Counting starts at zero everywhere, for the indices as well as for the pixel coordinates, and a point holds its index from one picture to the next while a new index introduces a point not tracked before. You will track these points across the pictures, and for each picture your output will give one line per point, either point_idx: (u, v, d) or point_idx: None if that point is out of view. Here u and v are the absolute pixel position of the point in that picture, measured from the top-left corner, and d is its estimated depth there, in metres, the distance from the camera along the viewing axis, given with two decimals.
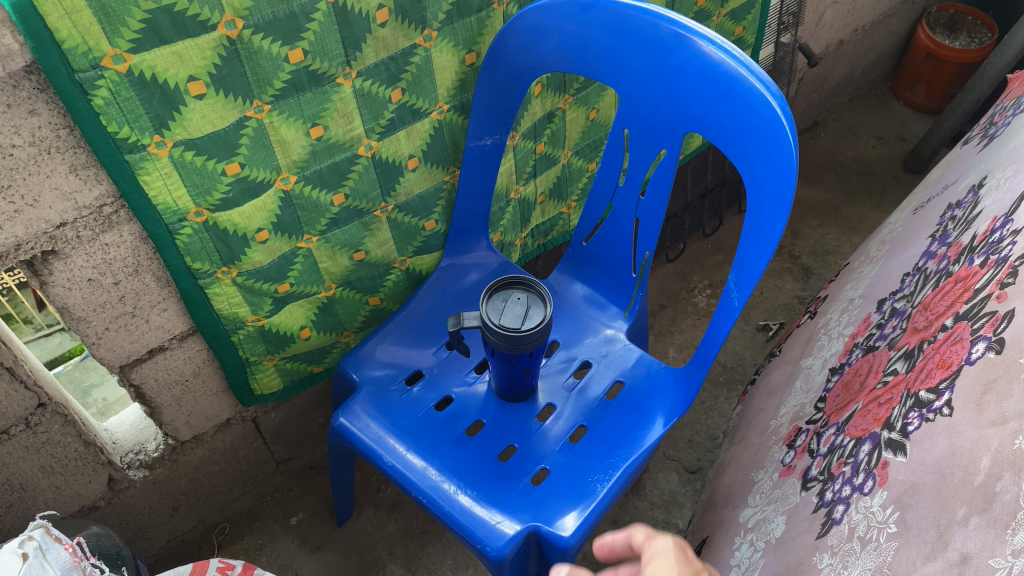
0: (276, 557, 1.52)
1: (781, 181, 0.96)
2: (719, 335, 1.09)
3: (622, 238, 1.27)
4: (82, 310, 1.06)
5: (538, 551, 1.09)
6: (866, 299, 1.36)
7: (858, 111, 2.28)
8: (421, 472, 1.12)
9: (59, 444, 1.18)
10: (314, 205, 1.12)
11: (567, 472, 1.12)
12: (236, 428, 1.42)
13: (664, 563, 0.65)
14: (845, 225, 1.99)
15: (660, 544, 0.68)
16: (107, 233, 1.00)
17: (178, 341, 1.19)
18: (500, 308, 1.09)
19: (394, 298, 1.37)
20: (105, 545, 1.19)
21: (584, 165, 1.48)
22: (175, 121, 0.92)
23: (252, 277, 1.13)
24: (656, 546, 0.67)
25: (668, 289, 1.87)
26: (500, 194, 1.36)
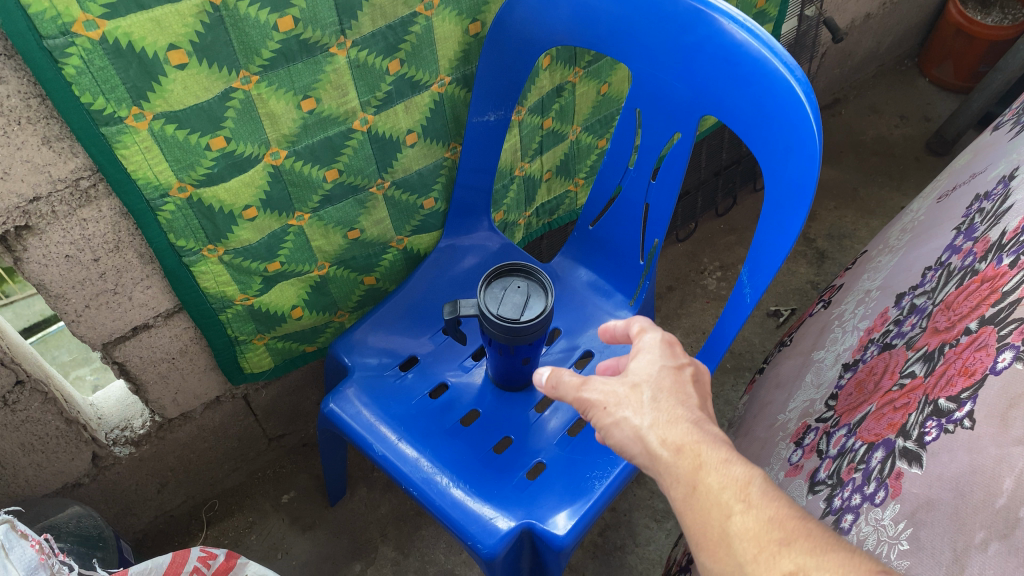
0: (266, 536, 1.49)
1: (803, 171, 0.90)
2: (729, 331, 1.04)
3: (630, 222, 1.21)
4: (60, 287, 1.00)
5: (532, 548, 1.05)
6: (884, 292, 1.30)
7: (881, 88, 2.20)
8: (414, 463, 1.08)
9: (40, 422, 1.13)
10: (305, 181, 1.07)
11: (564, 467, 1.08)
12: (226, 406, 1.38)
13: (648, 359, 0.80)
14: (862, 207, 1.92)
15: (647, 342, 0.81)
16: (85, 208, 0.95)
17: (164, 318, 1.14)
18: (499, 297, 1.04)
19: (390, 278, 1.32)
20: (85, 526, 1.17)
21: (593, 142, 1.41)
22: (155, 92, 0.86)
23: (239, 256, 1.08)
24: (641, 342, 0.82)
25: (677, 270, 1.81)
26: (504, 172, 1.29)
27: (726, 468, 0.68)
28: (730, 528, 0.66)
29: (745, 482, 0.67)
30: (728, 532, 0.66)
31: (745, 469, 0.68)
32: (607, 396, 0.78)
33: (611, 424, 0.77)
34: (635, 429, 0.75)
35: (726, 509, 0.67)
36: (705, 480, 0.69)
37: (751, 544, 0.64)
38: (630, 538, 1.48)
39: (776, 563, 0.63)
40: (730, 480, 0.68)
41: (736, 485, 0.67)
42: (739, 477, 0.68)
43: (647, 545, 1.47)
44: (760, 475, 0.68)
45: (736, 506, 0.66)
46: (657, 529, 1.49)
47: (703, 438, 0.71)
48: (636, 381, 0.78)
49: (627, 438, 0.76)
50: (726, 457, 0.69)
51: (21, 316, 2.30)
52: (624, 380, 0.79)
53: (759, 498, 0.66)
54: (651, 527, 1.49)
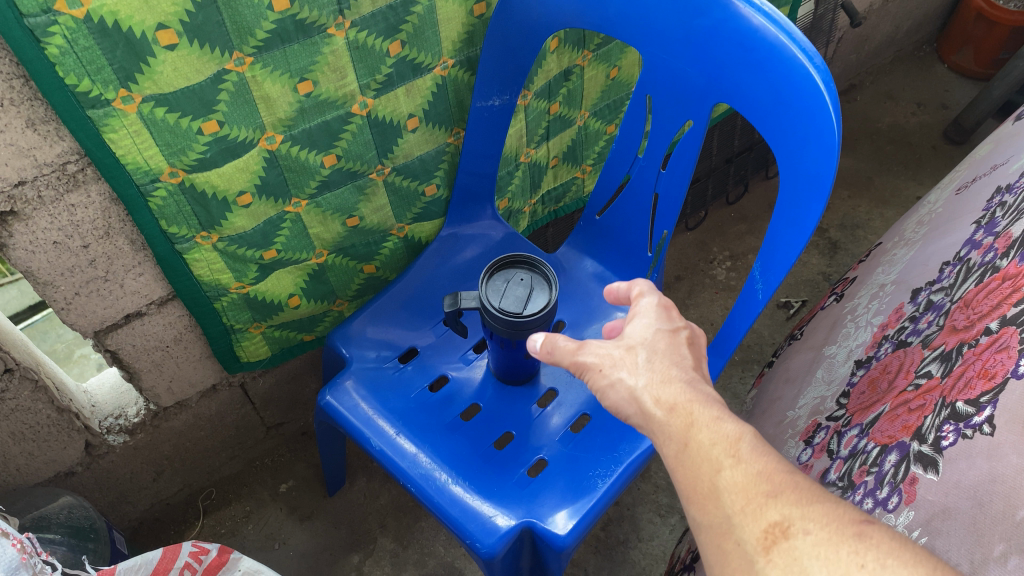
0: (264, 525, 1.46)
1: (821, 164, 0.86)
2: (739, 328, 1.00)
3: (638, 212, 1.17)
4: (49, 274, 0.97)
5: (533, 547, 1.02)
6: (899, 287, 1.26)
7: (899, 74, 2.14)
8: (412, 459, 1.05)
9: (30, 410, 1.11)
10: (302, 166, 1.03)
11: (566, 465, 1.05)
12: (223, 394, 1.35)
13: (643, 323, 0.79)
14: (877, 197, 1.87)
15: (643, 306, 0.81)
16: (72, 193, 0.91)
17: (157, 306, 1.11)
18: (501, 290, 1.00)
19: (390, 267, 1.28)
20: (76, 517, 1.14)
21: (602, 128, 1.37)
22: (143, 74, 0.82)
23: (234, 243, 1.05)
24: (638, 306, 0.81)
25: (686, 260, 1.77)
26: (509, 158, 1.26)
27: (718, 425, 0.67)
28: (719, 482, 0.63)
29: (736, 438, 0.65)
30: (718, 486, 0.63)
31: (736, 426, 0.66)
32: (602, 358, 0.77)
33: (606, 386, 0.76)
34: (629, 390, 0.74)
35: (716, 465, 0.64)
36: (696, 437, 0.67)
37: (739, 496, 0.62)
38: (633, 533, 1.45)
39: (763, 514, 0.60)
40: (721, 436, 0.66)
41: (726, 441, 0.65)
42: (730, 434, 0.66)
43: (650, 541, 1.44)
44: (751, 432, 0.66)
45: (726, 461, 0.64)
46: (661, 525, 1.46)
47: (698, 397, 0.70)
48: (632, 344, 0.77)
49: (622, 399, 0.75)
50: (717, 415, 0.67)
51: (26, 295, 2.35)
52: (619, 342, 0.78)
53: (749, 453, 0.64)
54: (655, 522, 1.46)
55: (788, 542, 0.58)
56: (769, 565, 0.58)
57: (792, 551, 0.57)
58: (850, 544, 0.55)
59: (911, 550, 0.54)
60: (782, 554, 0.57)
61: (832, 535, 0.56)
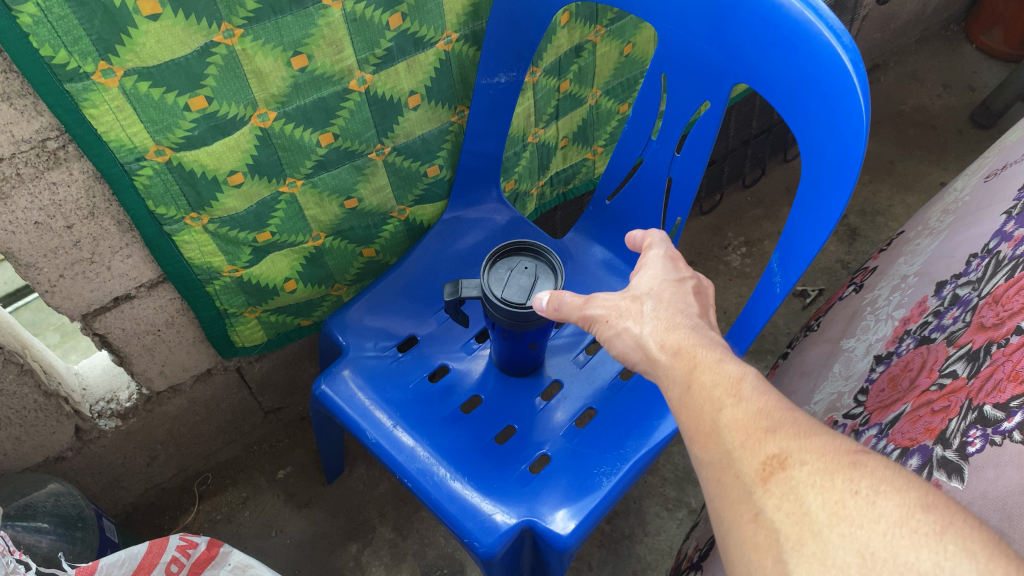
0: (260, 512, 1.43)
1: (846, 151, 0.80)
2: (756, 322, 0.95)
3: (650, 197, 1.11)
4: (30, 256, 0.93)
5: (534, 546, 0.98)
6: (922, 279, 1.21)
7: (924, 54, 2.07)
8: (410, 452, 1.00)
9: (16, 395, 1.07)
10: (296, 145, 0.98)
11: (569, 461, 1.00)
12: (218, 378, 1.32)
13: (651, 275, 0.77)
14: (899, 182, 1.81)
15: (650, 257, 0.79)
16: (53, 171, 0.86)
17: (147, 289, 1.07)
18: (504, 279, 0.95)
19: (391, 251, 1.24)
20: (63, 505, 1.10)
21: (615, 107, 1.31)
22: (124, 46, 0.77)
23: (225, 225, 1.00)
24: (646, 257, 0.79)
25: (700, 245, 1.71)
26: (516, 138, 1.20)
27: (721, 367, 0.64)
28: (720, 421, 0.61)
29: (737, 378, 0.63)
30: (718, 424, 0.61)
31: (738, 367, 0.64)
32: (609, 310, 0.75)
33: (613, 336, 0.74)
34: (635, 338, 0.72)
35: (717, 405, 0.62)
36: (699, 379, 0.65)
37: (738, 432, 0.59)
38: (639, 527, 1.41)
39: (761, 447, 0.57)
40: (722, 377, 0.63)
41: (728, 381, 0.63)
42: (731, 374, 0.63)
43: (656, 535, 1.40)
44: (753, 373, 0.63)
45: (727, 401, 0.61)
46: (668, 519, 1.42)
47: (703, 342, 0.68)
48: (638, 295, 0.75)
49: (628, 348, 0.73)
50: (721, 357, 0.65)
51: None
52: (625, 293, 0.76)
53: (751, 392, 0.61)
54: (662, 516, 1.42)
55: (785, 473, 0.55)
56: (765, 496, 0.55)
57: (789, 481, 0.55)
58: (844, 473, 0.53)
59: (907, 480, 0.53)
60: (778, 486, 0.55)
61: (828, 465, 0.54)
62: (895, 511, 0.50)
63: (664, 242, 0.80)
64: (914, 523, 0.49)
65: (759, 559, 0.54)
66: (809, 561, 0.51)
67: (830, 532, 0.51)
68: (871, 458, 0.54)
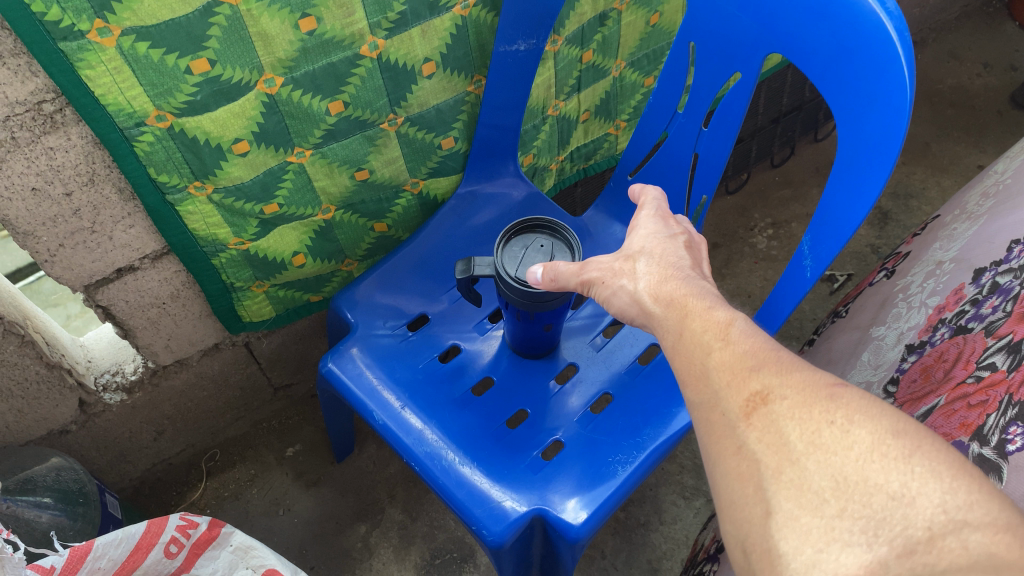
0: (268, 490, 1.41)
1: (886, 127, 0.75)
2: (783, 307, 0.90)
3: (674, 174, 1.06)
4: (28, 224, 0.89)
5: (545, 535, 0.94)
6: (959, 265, 1.14)
7: (965, 31, 1.99)
8: (418, 435, 0.96)
9: (17, 366, 1.04)
10: (305, 113, 0.94)
11: (583, 448, 0.96)
12: (226, 353, 1.29)
13: (642, 234, 0.76)
14: (933, 164, 1.74)
15: (641, 217, 0.78)
16: (50, 135, 0.83)
17: (151, 261, 1.03)
18: (518, 257, 0.91)
19: (403, 226, 1.20)
20: (65, 480, 1.08)
21: (639, 80, 1.26)
22: (121, 3, 0.73)
23: (231, 195, 0.97)
24: (637, 217, 0.78)
25: (725, 226, 1.66)
26: (535, 110, 1.15)
27: (710, 313, 0.63)
28: (709, 364, 0.59)
29: (726, 323, 0.61)
30: (707, 367, 0.59)
31: (727, 312, 0.62)
32: (604, 271, 0.73)
33: (609, 296, 0.73)
34: (630, 294, 0.70)
35: (705, 350, 0.60)
36: (689, 326, 0.63)
37: (725, 371, 0.58)
38: (654, 515, 1.37)
39: (744, 384, 0.56)
40: (710, 322, 0.62)
41: (716, 326, 0.61)
42: (720, 320, 0.61)
43: (672, 524, 1.36)
44: (743, 318, 0.61)
45: (716, 344, 0.60)
46: (684, 508, 1.38)
47: (699, 291, 0.66)
48: (631, 254, 0.73)
49: (625, 305, 0.71)
50: (710, 304, 0.63)
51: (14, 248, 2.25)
52: (618, 254, 0.74)
53: (739, 335, 0.59)
54: (678, 505, 1.38)
55: (767, 408, 0.54)
56: (748, 429, 0.54)
57: (770, 416, 0.53)
58: (822, 404, 0.52)
59: (880, 407, 0.51)
60: (760, 419, 0.54)
61: (807, 398, 0.53)
62: (868, 438, 0.49)
63: (657, 202, 0.80)
64: (884, 449, 0.48)
65: (741, 490, 0.52)
66: (787, 488, 0.50)
67: (807, 460, 0.50)
68: (850, 389, 0.53)
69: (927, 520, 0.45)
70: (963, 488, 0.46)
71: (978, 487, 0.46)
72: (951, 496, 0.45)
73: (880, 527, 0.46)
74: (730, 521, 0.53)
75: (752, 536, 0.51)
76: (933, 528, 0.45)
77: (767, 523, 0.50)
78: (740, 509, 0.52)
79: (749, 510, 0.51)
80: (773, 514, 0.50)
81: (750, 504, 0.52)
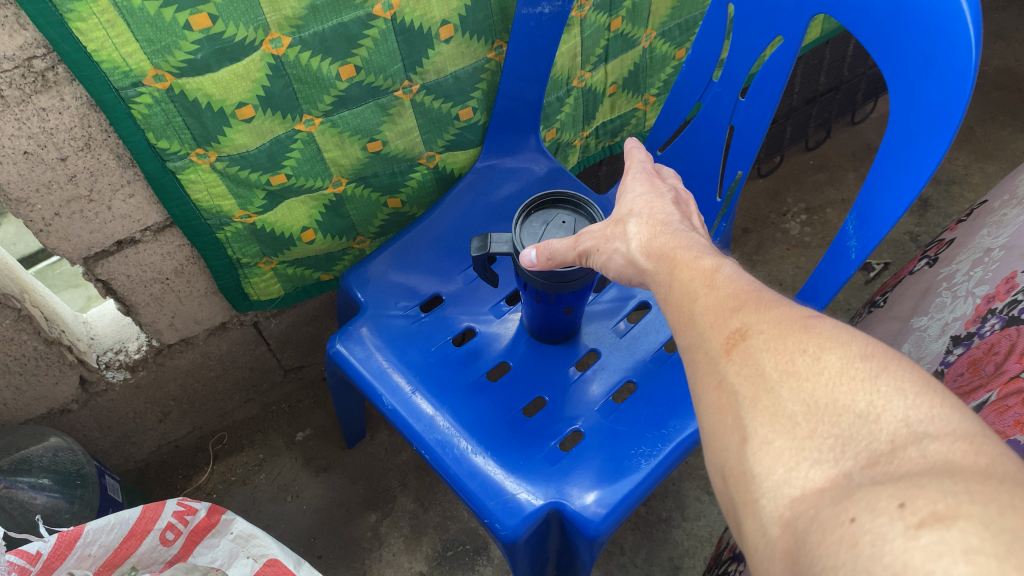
0: (276, 475, 1.36)
1: (949, 93, 0.69)
2: (825, 291, 0.83)
3: (706, 149, 1.00)
4: (21, 189, 0.84)
5: (561, 530, 0.88)
6: (1011, 252, 1.02)
7: (1012, 12, 1.91)
8: (428, 421, 0.91)
9: (14, 342, 1.00)
10: (314, 78, 0.88)
11: (604, 439, 0.90)
12: (234, 333, 1.24)
13: (631, 197, 0.71)
14: (978, 149, 1.66)
15: (629, 181, 0.73)
16: (42, 95, 0.78)
17: (153, 234, 0.99)
18: (538, 234, 0.85)
19: (418, 202, 1.14)
20: (62, 461, 1.04)
21: (670, 52, 1.19)
22: None
23: (235, 164, 0.91)
24: (624, 180, 0.75)
25: (756, 211, 1.59)
26: (559, 81, 1.09)
27: (698, 263, 0.57)
28: (695, 310, 0.53)
29: (713, 269, 0.55)
30: (694, 313, 0.53)
31: (714, 259, 0.57)
32: (597, 239, 0.68)
33: (606, 262, 0.67)
34: (624, 256, 0.65)
35: (690, 298, 0.54)
36: (678, 277, 0.57)
37: (709, 313, 0.51)
38: (677, 510, 1.31)
39: (725, 323, 0.49)
40: (697, 271, 0.56)
41: (703, 274, 0.55)
42: (707, 266, 0.56)
43: (696, 521, 1.30)
44: (730, 263, 0.56)
45: (702, 290, 0.54)
46: (709, 504, 1.32)
47: (689, 243, 0.61)
48: (622, 218, 0.68)
49: (621, 268, 0.66)
50: (698, 254, 0.58)
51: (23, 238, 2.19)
52: (608, 218, 0.69)
53: (725, 281, 0.53)
54: (702, 500, 1.32)
55: (745, 343, 0.47)
56: (728, 364, 0.47)
57: (748, 350, 0.46)
58: (795, 335, 0.45)
59: (856, 334, 0.44)
60: (738, 354, 0.47)
61: (782, 330, 0.46)
62: (836, 361, 0.42)
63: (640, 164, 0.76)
64: (848, 368, 0.41)
65: (720, 422, 0.46)
66: (763, 415, 0.43)
67: (781, 387, 0.43)
68: (825, 319, 0.45)
69: (888, 433, 0.38)
70: (927, 401, 0.39)
71: (950, 401, 0.39)
72: (914, 410, 0.39)
73: (847, 443, 0.39)
74: (713, 458, 0.46)
75: (730, 464, 0.44)
76: (895, 441, 0.38)
77: (743, 448, 0.43)
78: (720, 439, 0.46)
79: (727, 437, 0.45)
80: (749, 438, 0.43)
81: (727, 434, 0.45)
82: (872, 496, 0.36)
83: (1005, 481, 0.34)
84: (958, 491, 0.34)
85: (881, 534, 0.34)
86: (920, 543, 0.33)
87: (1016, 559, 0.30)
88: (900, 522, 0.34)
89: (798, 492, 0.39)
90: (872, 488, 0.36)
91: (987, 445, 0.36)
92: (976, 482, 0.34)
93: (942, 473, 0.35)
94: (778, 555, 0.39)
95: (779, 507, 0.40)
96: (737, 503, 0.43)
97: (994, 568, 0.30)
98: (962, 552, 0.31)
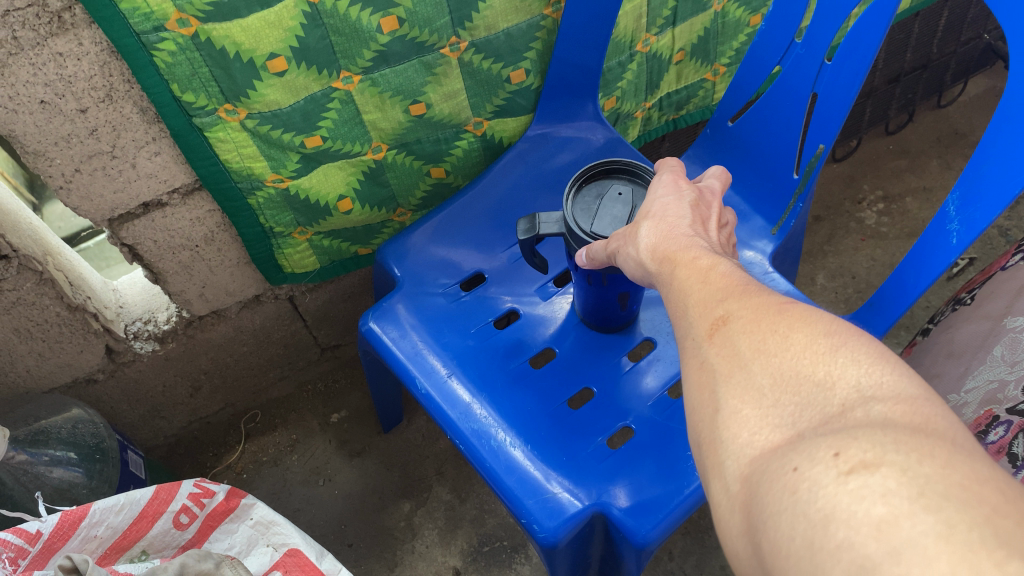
0: (309, 458, 1.30)
1: None
2: (917, 282, 0.73)
3: (783, 121, 0.90)
4: (38, 142, 0.79)
5: (606, 535, 0.80)
6: None
7: None
8: (464, 409, 0.83)
9: (35, 306, 0.95)
10: (353, 29, 0.81)
11: (656, 437, 0.81)
12: (268, 307, 1.18)
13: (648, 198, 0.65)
14: None
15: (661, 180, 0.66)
16: (59, 39, 0.71)
17: (181, 197, 0.93)
18: (593, 210, 0.76)
19: (464, 173, 1.06)
20: (81, 434, 0.99)
21: (744, 18, 1.09)
22: None
23: (267, 122, 0.85)
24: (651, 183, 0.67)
25: (829, 197, 1.48)
26: (622, 44, 1.00)
27: (696, 262, 0.51)
28: (689, 302, 0.48)
29: (709, 267, 0.50)
30: (683, 303, 0.49)
31: (712, 258, 0.51)
32: (618, 238, 0.64)
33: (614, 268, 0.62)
34: (636, 260, 0.60)
35: (684, 293, 0.49)
36: (676, 276, 0.51)
37: (700, 307, 0.46)
38: None
39: (710, 311, 0.45)
40: (693, 269, 0.50)
41: (698, 271, 0.50)
42: (703, 265, 0.50)
43: None
44: (729, 261, 0.50)
45: (695, 286, 0.48)
46: None
47: (690, 245, 0.55)
48: (642, 216, 0.62)
49: (633, 270, 0.61)
50: (698, 255, 0.52)
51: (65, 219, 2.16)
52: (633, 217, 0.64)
53: (719, 276, 0.48)
54: None
55: (726, 327, 0.43)
56: (709, 347, 0.43)
57: (728, 335, 0.42)
58: (770, 317, 0.41)
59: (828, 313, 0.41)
60: (719, 338, 0.43)
61: (758, 314, 0.42)
62: (803, 337, 0.39)
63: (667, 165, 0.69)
64: (812, 343, 0.38)
65: (699, 400, 0.42)
66: (736, 389, 0.40)
67: (753, 362, 0.40)
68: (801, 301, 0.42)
69: (841, 397, 0.36)
70: (880, 367, 0.36)
71: (900, 366, 0.36)
72: (868, 376, 0.36)
73: (804, 408, 0.37)
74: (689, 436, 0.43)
75: (701, 434, 0.41)
76: (845, 403, 0.36)
77: (714, 420, 0.40)
78: (695, 418, 0.42)
79: (700, 413, 0.41)
80: (720, 409, 0.40)
81: (702, 410, 0.42)
82: (813, 446, 0.34)
83: (932, 436, 0.32)
84: (887, 441, 0.32)
85: (817, 480, 0.32)
86: (848, 488, 0.31)
87: (926, 499, 0.29)
88: (833, 469, 0.32)
89: (758, 451, 0.37)
90: (814, 440, 0.35)
91: (926, 406, 0.34)
92: (904, 434, 0.32)
93: (876, 426, 0.33)
94: (738, 507, 0.37)
95: (741, 466, 0.37)
96: (707, 467, 0.40)
97: (905, 507, 0.29)
98: (881, 495, 0.30)
